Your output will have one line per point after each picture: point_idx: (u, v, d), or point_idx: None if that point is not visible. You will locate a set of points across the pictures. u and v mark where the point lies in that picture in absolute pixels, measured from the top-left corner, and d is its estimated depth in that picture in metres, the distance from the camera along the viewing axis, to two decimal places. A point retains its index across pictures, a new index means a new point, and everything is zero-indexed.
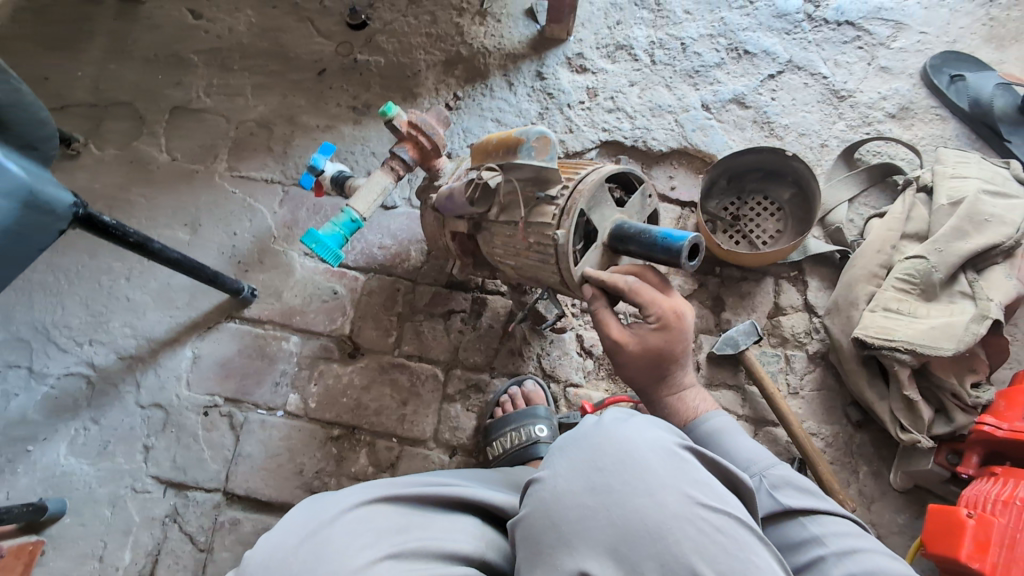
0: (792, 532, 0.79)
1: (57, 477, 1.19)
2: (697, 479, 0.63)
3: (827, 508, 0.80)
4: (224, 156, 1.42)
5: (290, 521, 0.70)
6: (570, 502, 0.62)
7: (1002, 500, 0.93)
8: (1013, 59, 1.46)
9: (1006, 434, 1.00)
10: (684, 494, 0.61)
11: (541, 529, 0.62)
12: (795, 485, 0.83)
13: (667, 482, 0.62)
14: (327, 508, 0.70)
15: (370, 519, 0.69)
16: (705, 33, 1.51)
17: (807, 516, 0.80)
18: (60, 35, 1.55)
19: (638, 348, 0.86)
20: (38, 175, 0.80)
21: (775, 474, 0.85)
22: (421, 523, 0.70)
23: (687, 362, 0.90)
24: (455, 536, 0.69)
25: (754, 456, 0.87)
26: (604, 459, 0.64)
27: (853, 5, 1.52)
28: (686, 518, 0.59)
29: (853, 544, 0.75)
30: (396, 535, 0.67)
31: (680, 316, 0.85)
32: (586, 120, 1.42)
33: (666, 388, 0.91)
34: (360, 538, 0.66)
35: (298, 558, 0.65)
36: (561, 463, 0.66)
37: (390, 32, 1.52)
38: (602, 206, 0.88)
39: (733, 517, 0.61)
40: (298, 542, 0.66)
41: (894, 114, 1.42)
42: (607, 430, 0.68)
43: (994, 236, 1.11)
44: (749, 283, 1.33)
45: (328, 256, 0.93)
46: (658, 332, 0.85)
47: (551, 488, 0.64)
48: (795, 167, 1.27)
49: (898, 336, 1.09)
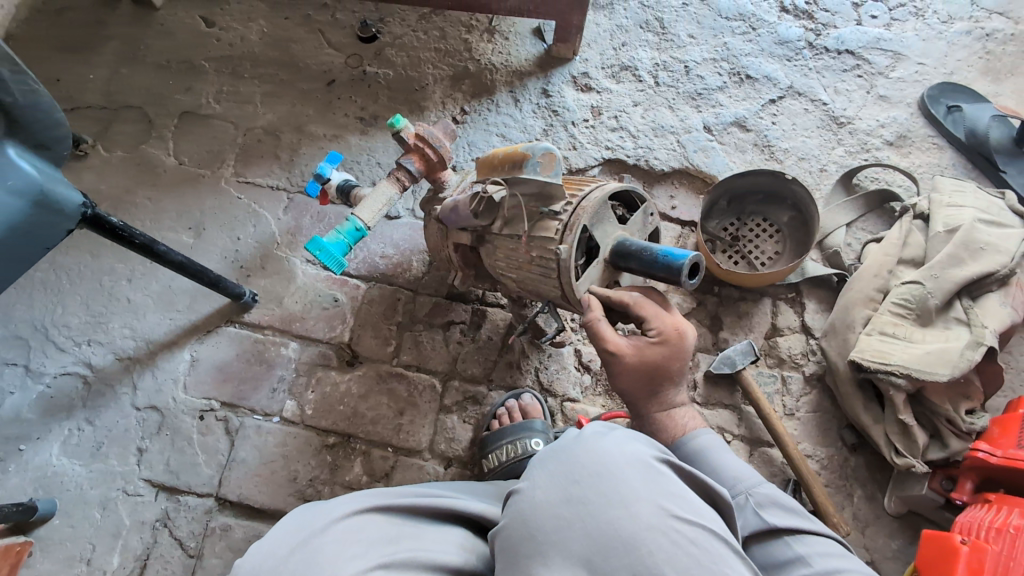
0: (778, 551, 0.79)
1: (49, 477, 1.18)
2: (673, 492, 0.63)
3: (813, 528, 0.80)
4: (231, 162, 1.44)
5: (281, 529, 0.69)
6: (546, 513, 0.62)
7: (995, 527, 0.93)
8: (1009, 92, 1.50)
9: (1000, 461, 1.00)
10: (660, 507, 0.61)
11: (518, 539, 0.62)
12: (780, 503, 0.82)
13: (643, 494, 0.62)
14: (318, 517, 0.69)
15: (361, 529, 0.68)
16: (707, 57, 1.54)
17: (792, 535, 0.79)
18: (74, 38, 1.57)
19: (635, 360, 0.86)
20: (49, 175, 0.80)
21: (760, 492, 0.85)
22: (411, 534, 0.70)
23: (681, 381, 0.90)
24: (444, 548, 0.69)
25: (740, 475, 0.87)
26: (581, 470, 0.64)
27: (853, 35, 1.56)
28: (660, 530, 0.59)
29: (838, 565, 0.75)
30: (386, 545, 0.67)
31: (680, 333, 0.86)
32: (590, 138, 1.45)
33: (657, 404, 0.91)
34: (350, 547, 0.66)
35: (287, 566, 0.64)
36: (539, 474, 0.66)
37: (399, 45, 1.55)
38: (605, 223, 0.89)
39: (708, 530, 0.61)
40: (288, 550, 0.66)
41: (892, 141, 1.45)
42: (586, 442, 0.68)
43: (989, 264, 1.12)
44: (747, 303, 1.34)
45: (331, 263, 0.94)
46: (656, 347, 0.85)
47: (529, 499, 0.64)
48: (795, 190, 1.29)
49: (894, 361, 1.10)
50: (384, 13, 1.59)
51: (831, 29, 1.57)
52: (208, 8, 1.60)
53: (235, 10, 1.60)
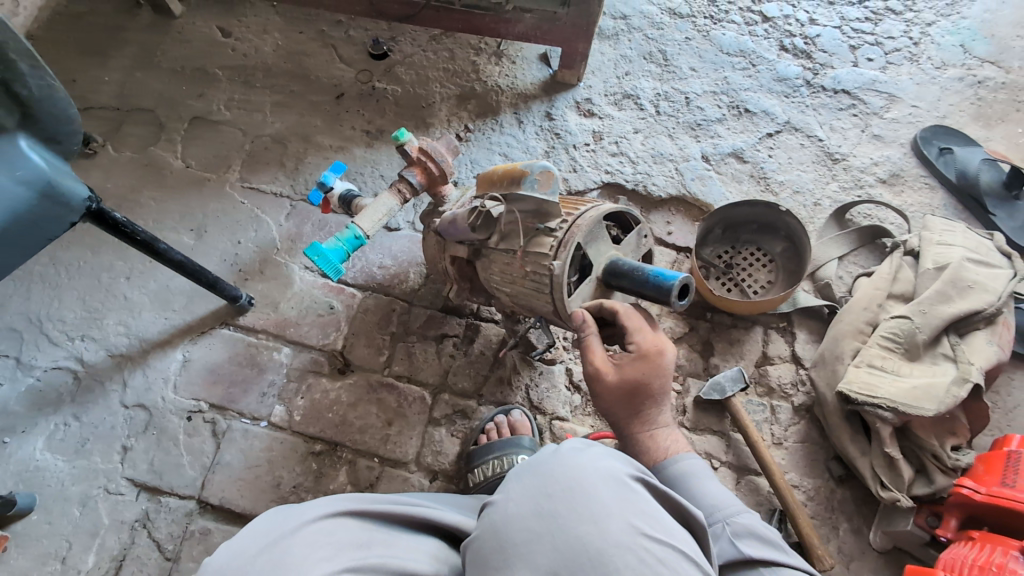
0: None
1: (31, 471, 1.17)
2: (645, 510, 0.63)
3: (787, 560, 0.78)
4: (237, 168, 1.46)
5: (253, 529, 0.67)
6: (518, 525, 0.63)
7: (978, 565, 0.93)
8: (1000, 137, 1.54)
9: (983, 498, 1.00)
10: (629, 524, 0.61)
11: (488, 550, 0.63)
12: (757, 535, 0.79)
13: (613, 512, 0.62)
14: (290, 518, 0.67)
15: (333, 532, 0.67)
16: (708, 89, 1.58)
17: (767, 567, 0.77)
18: (93, 41, 1.61)
19: (616, 379, 0.87)
20: (57, 167, 0.82)
21: (739, 522, 0.81)
22: (384, 540, 0.68)
23: (664, 401, 0.90)
24: (415, 557, 0.68)
25: (720, 501, 0.84)
26: (554, 485, 0.65)
27: (850, 76, 1.61)
28: (628, 547, 0.59)
29: None
30: (357, 550, 0.66)
31: (661, 351, 0.86)
32: (590, 162, 1.48)
33: (640, 423, 0.90)
34: (320, 550, 0.64)
35: (255, 567, 0.62)
36: (514, 487, 0.67)
37: (409, 64, 1.59)
38: (598, 242, 0.90)
39: (677, 551, 0.60)
40: (259, 550, 0.64)
41: (885, 179, 1.48)
42: (562, 457, 0.68)
43: (976, 302, 1.14)
44: (738, 331, 1.35)
45: (329, 269, 0.96)
46: (636, 363, 0.86)
47: (502, 511, 0.65)
48: (787, 222, 1.31)
49: (881, 394, 1.10)
50: (395, 32, 1.64)
51: (828, 69, 1.62)
52: (226, 19, 1.65)
53: (252, 22, 1.65)
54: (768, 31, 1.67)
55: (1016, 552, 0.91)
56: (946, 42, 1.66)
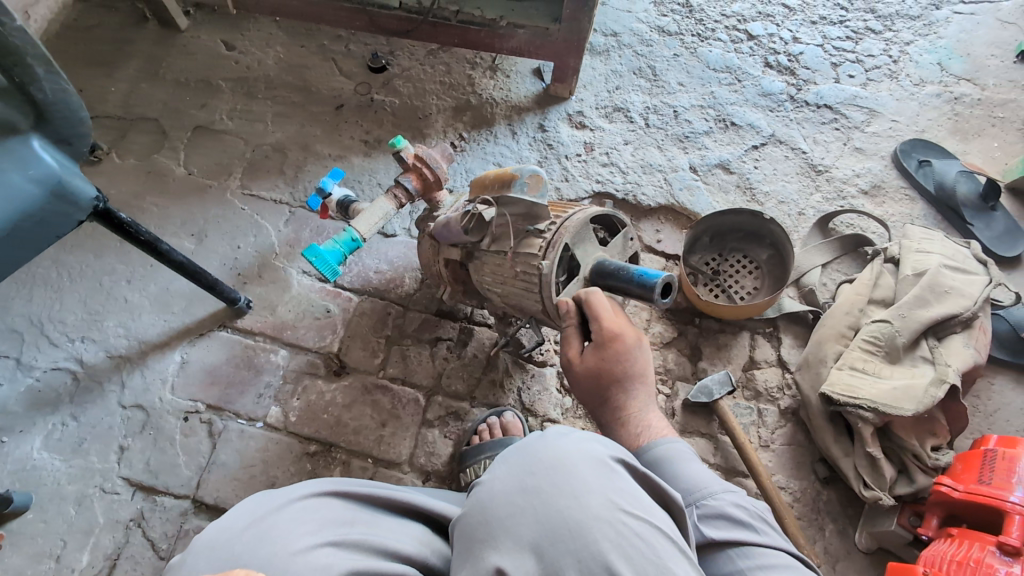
0: (720, 566, 0.73)
1: (27, 470, 1.19)
2: (624, 489, 0.65)
3: (758, 539, 0.73)
4: (238, 175, 1.50)
5: (240, 506, 0.68)
6: (503, 501, 0.66)
7: (956, 560, 0.96)
8: (976, 151, 1.59)
9: (961, 495, 1.02)
10: (608, 500, 0.63)
11: (475, 525, 0.66)
12: (726, 516, 0.76)
13: (593, 487, 0.64)
14: (276, 497, 0.69)
15: (318, 510, 0.68)
16: (696, 103, 1.64)
17: (736, 549, 0.73)
18: (100, 53, 1.66)
19: (582, 367, 0.91)
20: (68, 168, 0.85)
21: (708, 505, 0.78)
22: (367, 520, 0.70)
23: (634, 387, 0.90)
24: (398, 537, 0.70)
25: (691, 484, 0.80)
26: (538, 464, 0.68)
27: (832, 91, 1.67)
28: (607, 521, 0.62)
29: None
30: (341, 527, 0.68)
31: (617, 335, 0.89)
32: (582, 172, 1.52)
33: (614, 413, 0.90)
34: (304, 524, 0.66)
35: (241, 539, 0.63)
36: (501, 467, 0.70)
37: (406, 77, 1.65)
38: (585, 243, 0.95)
39: (655, 527, 0.63)
40: (245, 524, 0.65)
41: (866, 190, 1.53)
42: (548, 440, 0.71)
43: (953, 306, 1.18)
44: (726, 335, 1.39)
45: (326, 270, 1.02)
46: (596, 352, 0.90)
47: (488, 490, 0.68)
48: (772, 230, 1.36)
49: (861, 395, 1.14)
50: (394, 47, 1.70)
51: (811, 85, 1.68)
52: (229, 33, 1.71)
53: (255, 36, 1.71)
54: (753, 49, 1.74)
55: (993, 547, 0.94)
56: (924, 60, 1.72)
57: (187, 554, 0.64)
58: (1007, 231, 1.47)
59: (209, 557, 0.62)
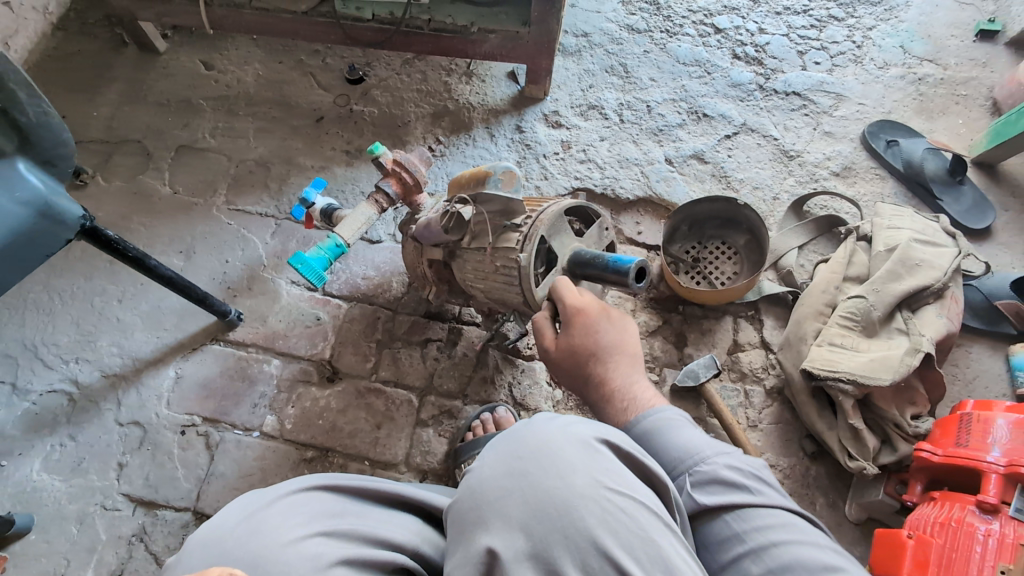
0: (716, 530, 0.74)
1: (28, 492, 1.20)
2: (609, 469, 0.67)
3: (756, 500, 0.73)
4: (224, 191, 1.53)
5: (234, 504, 0.70)
6: (491, 485, 0.67)
7: (939, 522, 0.99)
8: (942, 128, 1.64)
9: (941, 459, 1.05)
10: (594, 479, 0.65)
11: (466, 509, 0.67)
12: (720, 480, 0.75)
13: (579, 468, 0.66)
14: (267, 493, 0.71)
15: (307, 503, 0.71)
16: (668, 97, 1.68)
17: (731, 512, 0.73)
18: (81, 80, 1.68)
19: (560, 351, 0.92)
20: (54, 189, 0.88)
21: (702, 471, 0.77)
22: (357, 512, 0.72)
23: (613, 360, 0.89)
24: (388, 526, 0.72)
25: (680, 451, 0.79)
26: (524, 448, 0.69)
27: (800, 79, 1.72)
28: (592, 498, 0.64)
29: (781, 537, 0.69)
30: (331, 518, 0.70)
31: (583, 310, 0.91)
32: (560, 169, 1.56)
33: (601, 390, 0.89)
34: (295, 517, 0.68)
35: (234, 534, 0.66)
36: (489, 454, 0.72)
37: (384, 87, 1.68)
38: (562, 235, 0.98)
39: (639, 503, 0.65)
40: (237, 520, 0.67)
41: (838, 172, 1.58)
42: (534, 426, 0.72)
43: (924, 279, 1.22)
44: (709, 321, 1.42)
45: (312, 277, 1.04)
46: (569, 330, 0.91)
47: (478, 475, 0.70)
48: (747, 215, 1.39)
49: (841, 368, 1.17)
50: (370, 58, 1.73)
51: (779, 74, 1.73)
52: (208, 53, 1.74)
53: (234, 55, 1.74)
54: (720, 42, 1.78)
55: (973, 507, 0.97)
56: (887, 44, 1.77)
57: (182, 552, 0.66)
58: (975, 204, 1.52)
59: (204, 552, 0.65)
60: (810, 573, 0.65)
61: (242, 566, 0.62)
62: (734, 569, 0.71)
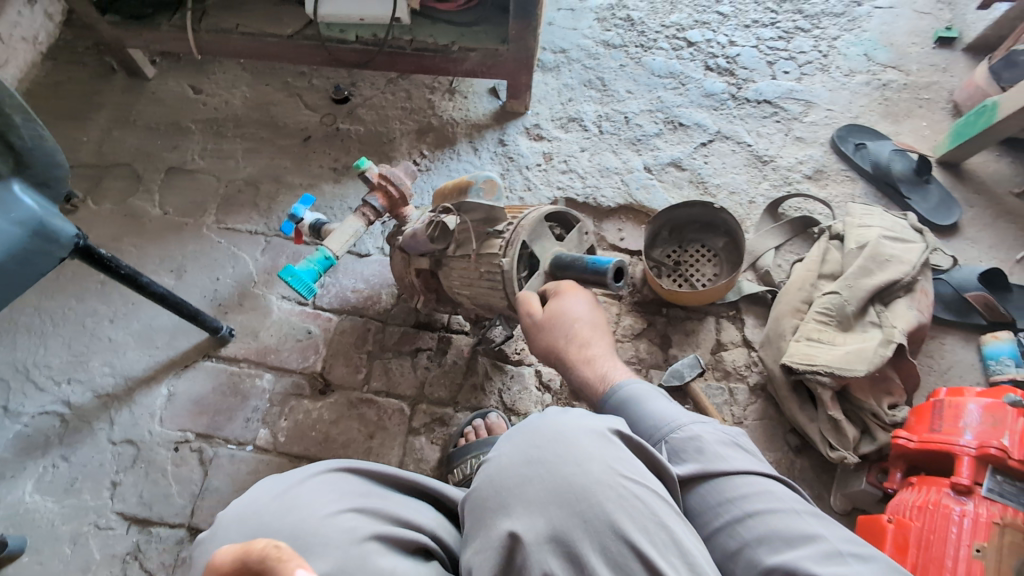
0: (694, 502, 0.75)
1: (21, 514, 1.20)
2: (622, 457, 0.70)
3: (731, 467, 0.74)
4: (213, 211, 1.56)
5: (266, 483, 0.73)
6: (511, 473, 0.70)
7: (917, 505, 1.02)
8: (907, 131, 1.72)
9: (917, 445, 1.09)
10: (609, 466, 0.68)
11: (486, 496, 0.70)
12: (695, 449, 0.76)
13: (595, 455, 0.69)
14: (299, 472, 0.74)
15: (336, 482, 0.72)
16: (645, 108, 1.74)
17: (707, 482, 0.74)
18: (70, 107, 1.72)
19: (544, 317, 0.94)
20: (48, 210, 0.90)
21: (676, 439, 0.78)
22: (382, 494, 0.74)
23: (597, 336, 0.93)
24: (411, 509, 0.73)
25: (656, 422, 0.80)
26: (540, 438, 0.72)
27: (770, 87, 1.79)
28: (609, 484, 0.66)
29: (758, 507, 0.71)
30: (360, 497, 0.71)
31: (574, 288, 0.96)
32: (543, 180, 1.61)
33: (582, 359, 0.91)
34: (326, 494, 0.70)
35: (269, 510, 0.68)
36: (506, 445, 0.74)
37: (369, 105, 1.72)
38: (543, 239, 1.02)
39: (652, 490, 0.67)
40: (272, 497, 0.70)
41: (810, 175, 1.64)
42: (549, 418, 0.75)
43: (894, 273, 1.27)
44: (692, 322, 1.46)
45: (302, 289, 1.07)
46: (553, 300, 0.96)
47: (496, 464, 0.72)
48: (724, 218, 1.44)
49: (819, 361, 1.22)
50: (355, 78, 1.78)
51: (750, 83, 1.80)
52: (196, 77, 1.78)
53: (221, 79, 1.78)
54: (693, 55, 1.85)
55: (948, 489, 1.01)
56: (852, 52, 1.85)
57: (220, 526, 0.69)
58: (942, 202, 1.58)
59: (242, 526, 0.68)
60: (787, 543, 0.67)
61: (282, 538, 0.65)
62: (715, 540, 0.72)
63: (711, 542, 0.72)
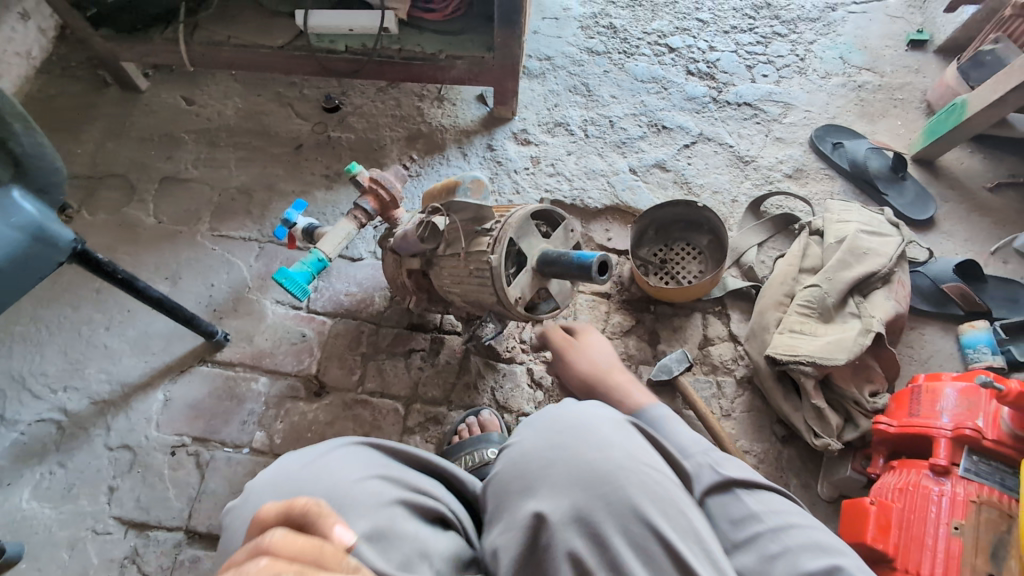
0: (732, 506, 0.77)
1: (18, 521, 1.21)
2: (639, 444, 0.73)
3: (767, 484, 0.79)
4: (207, 219, 1.58)
5: (291, 455, 0.75)
6: (536, 457, 0.72)
7: (898, 488, 1.06)
8: (883, 130, 1.77)
9: (897, 430, 1.13)
10: (628, 451, 0.70)
11: (510, 480, 0.72)
12: (736, 463, 0.82)
13: (615, 441, 0.71)
14: (325, 445, 0.76)
15: (361, 454, 0.75)
16: (629, 112, 1.79)
17: (747, 491, 0.78)
18: (64, 120, 1.74)
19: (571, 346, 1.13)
20: (48, 215, 0.92)
21: (718, 453, 0.83)
22: (403, 467, 0.77)
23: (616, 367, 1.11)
24: (430, 483, 0.76)
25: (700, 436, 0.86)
26: (562, 424, 0.75)
27: (750, 90, 1.84)
28: (631, 468, 0.68)
29: (793, 520, 0.74)
30: (384, 467, 0.74)
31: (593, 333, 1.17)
32: (531, 183, 1.65)
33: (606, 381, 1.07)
34: (353, 462, 0.73)
35: (299, 476, 0.70)
36: (528, 433, 0.77)
37: (360, 114, 1.76)
38: (530, 237, 1.05)
39: (667, 476, 0.70)
40: (300, 465, 0.72)
41: (790, 174, 1.69)
42: (570, 409, 0.78)
43: (871, 265, 1.32)
44: (680, 318, 1.49)
45: (296, 290, 1.09)
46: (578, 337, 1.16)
47: (519, 451, 0.75)
48: (707, 216, 1.48)
49: (802, 352, 1.25)
50: (345, 88, 1.81)
51: (730, 87, 1.85)
52: (188, 89, 1.81)
53: (213, 90, 1.81)
54: (675, 60, 1.91)
55: (927, 470, 1.05)
56: (828, 56, 1.91)
57: (249, 493, 0.71)
58: (918, 197, 1.63)
59: (271, 490, 0.69)
60: (824, 549, 0.68)
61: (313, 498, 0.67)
62: (751, 544, 0.72)
63: (746, 546, 0.72)
